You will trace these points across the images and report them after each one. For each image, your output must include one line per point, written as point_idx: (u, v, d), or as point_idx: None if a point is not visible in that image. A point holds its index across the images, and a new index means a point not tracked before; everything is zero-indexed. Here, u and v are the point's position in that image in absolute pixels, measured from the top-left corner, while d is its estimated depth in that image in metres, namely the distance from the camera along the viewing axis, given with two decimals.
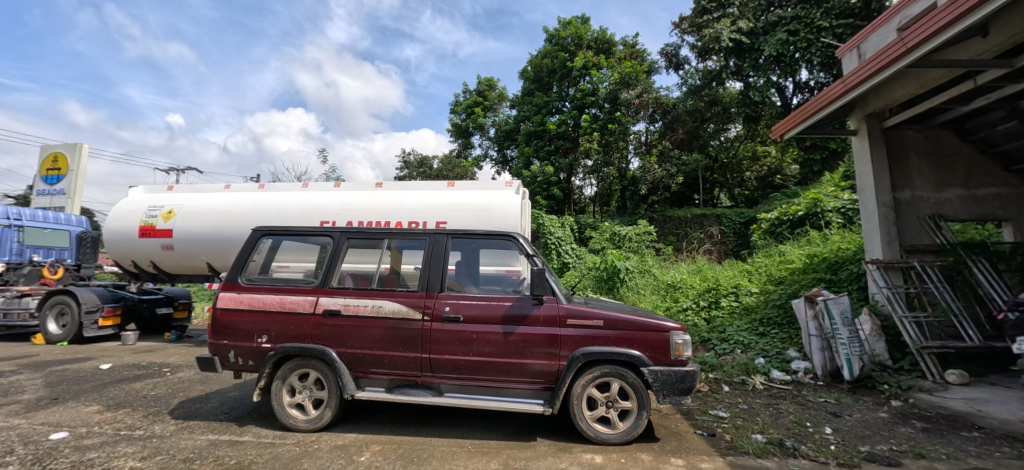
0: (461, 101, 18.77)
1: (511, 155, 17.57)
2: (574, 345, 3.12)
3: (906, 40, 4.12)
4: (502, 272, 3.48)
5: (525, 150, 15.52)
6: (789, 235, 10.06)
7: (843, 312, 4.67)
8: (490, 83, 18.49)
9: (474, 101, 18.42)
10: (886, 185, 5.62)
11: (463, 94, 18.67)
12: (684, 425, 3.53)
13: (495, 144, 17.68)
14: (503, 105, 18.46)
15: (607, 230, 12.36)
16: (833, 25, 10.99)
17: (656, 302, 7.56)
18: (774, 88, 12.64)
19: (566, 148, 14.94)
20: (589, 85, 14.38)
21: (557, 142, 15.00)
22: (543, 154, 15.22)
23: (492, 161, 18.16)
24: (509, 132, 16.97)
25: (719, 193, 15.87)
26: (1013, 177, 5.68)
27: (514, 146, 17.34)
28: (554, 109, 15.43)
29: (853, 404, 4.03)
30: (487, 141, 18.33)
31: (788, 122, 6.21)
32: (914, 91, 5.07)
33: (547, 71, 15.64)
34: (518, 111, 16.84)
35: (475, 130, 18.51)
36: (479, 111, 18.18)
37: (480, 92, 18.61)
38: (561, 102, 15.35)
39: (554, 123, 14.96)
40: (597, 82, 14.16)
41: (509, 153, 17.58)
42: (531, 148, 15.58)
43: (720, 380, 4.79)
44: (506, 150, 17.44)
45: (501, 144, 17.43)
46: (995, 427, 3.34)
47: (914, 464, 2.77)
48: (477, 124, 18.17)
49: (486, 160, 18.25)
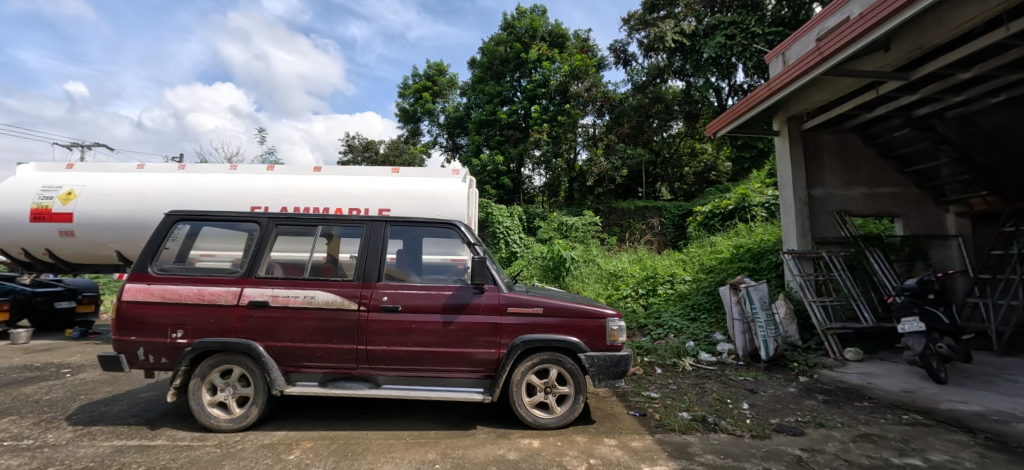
0: (410, 85, 18.30)
1: (461, 143, 17.43)
2: (515, 333, 3.15)
3: (822, 50, 4.51)
4: (447, 261, 3.43)
5: (476, 138, 15.43)
6: (720, 227, 10.83)
7: (761, 297, 5.11)
8: (441, 69, 18.14)
9: (423, 85, 18.00)
10: (801, 183, 6.15)
11: (412, 78, 18.22)
12: (618, 407, 3.69)
13: (445, 131, 17.46)
14: (453, 91, 18.09)
15: (554, 221, 12.54)
16: (765, 33, 11.70)
17: (598, 290, 7.86)
18: (714, 90, 13.39)
19: (516, 138, 15.00)
20: (540, 77, 14.59)
21: (507, 132, 15.05)
22: (493, 143, 15.23)
23: (442, 148, 18.01)
24: (459, 120, 16.86)
25: (661, 187, 16.61)
26: (906, 177, 6.39)
27: (464, 134, 17.17)
28: (506, 99, 15.45)
29: (768, 381, 4.42)
30: (437, 128, 18.08)
31: (721, 120, 6.58)
32: (829, 96, 5.56)
33: (499, 59, 15.61)
34: (468, 99, 16.75)
35: (423, 116, 18.15)
36: (428, 96, 17.80)
37: (429, 76, 18.21)
38: (512, 92, 15.41)
39: (505, 113, 15.02)
40: (549, 73, 14.42)
41: (460, 141, 17.34)
42: (481, 137, 15.56)
43: (654, 363, 5.07)
44: (455, 138, 17.18)
45: (450, 132, 17.31)
46: (881, 397, 3.79)
47: (814, 432, 3.09)
48: (426, 109, 17.77)
49: (436, 147, 18.00)
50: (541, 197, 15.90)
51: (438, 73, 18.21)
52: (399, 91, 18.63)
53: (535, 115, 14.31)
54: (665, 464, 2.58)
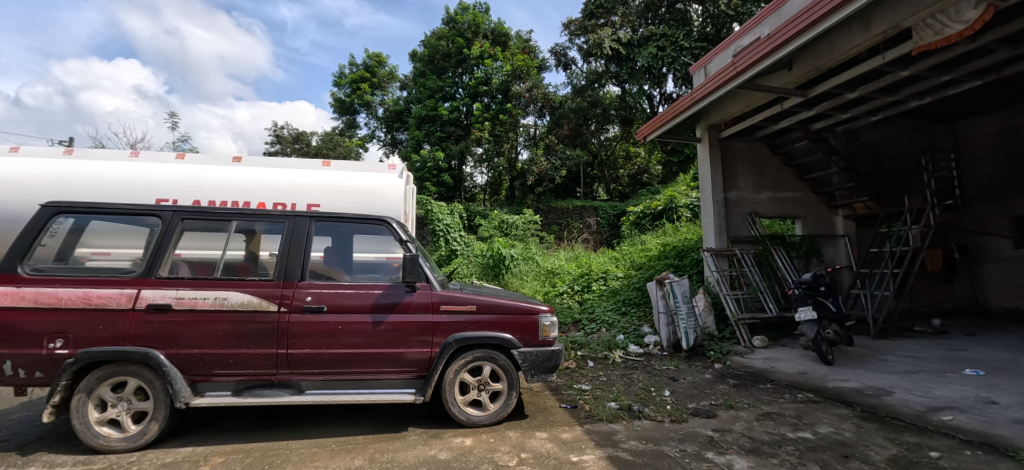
0: (347, 75, 17.49)
1: (401, 138, 16.98)
2: (448, 331, 3.11)
3: (737, 65, 4.93)
4: (382, 259, 3.30)
5: (416, 134, 15.08)
6: (649, 227, 11.49)
7: (684, 291, 5.46)
8: (380, 60, 17.48)
9: (360, 76, 17.26)
10: (719, 186, 6.67)
11: (349, 67, 17.41)
12: (551, 400, 3.78)
13: (384, 125, 16.91)
14: (393, 84, 17.52)
15: (495, 219, 12.53)
16: (692, 47, 12.58)
17: (535, 287, 8.01)
18: (646, 97, 14.10)
19: (457, 135, 14.85)
20: (482, 74, 14.58)
21: (449, 128, 14.89)
22: (434, 139, 14.95)
23: (380, 142, 17.49)
24: (398, 113, 16.40)
25: (597, 188, 17.22)
26: (805, 183, 7.15)
27: (403, 128, 16.73)
28: (448, 95, 15.26)
29: (687, 369, 4.76)
30: (375, 121, 17.43)
31: (651, 126, 6.95)
32: (743, 108, 6.08)
33: (441, 54, 15.37)
34: (409, 93, 16.35)
35: (361, 108, 17.42)
36: (366, 88, 17.08)
37: (368, 66, 17.49)
38: (454, 88, 15.26)
39: (446, 109, 14.82)
40: (491, 71, 14.46)
41: (399, 136, 17.16)
42: (422, 132, 15.22)
43: (586, 357, 5.26)
44: (395, 133, 16.84)
45: (389, 126, 16.98)
46: (781, 379, 4.22)
47: (725, 413, 3.37)
48: (364, 101, 17.04)
49: (373, 141, 17.36)
50: (482, 195, 15.56)
51: (378, 64, 17.55)
52: (335, 80, 17.74)
53: (477, 112, 14.30)
54: (592, 453, 2.67)
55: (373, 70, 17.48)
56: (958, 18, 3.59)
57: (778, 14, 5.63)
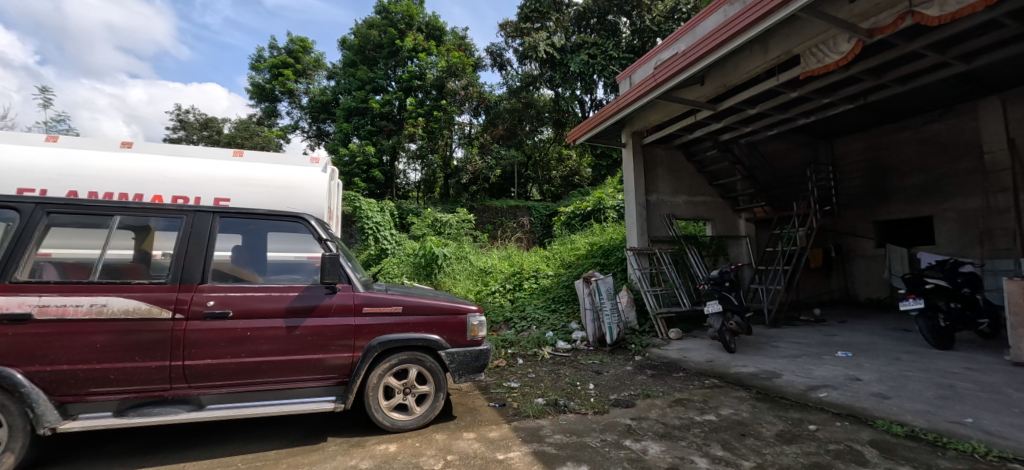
0: (266, 59, 16.19)
1: (328, 130, 16.06)
2: (372, 334, 2.98)
3: (657, 76, 5.27)
4: (302, 259, 3.08)
5: (344, 127, 14.33)
6: (579, 227, 11.91)
7: (609, 288, 5.71)
8: (305, 45, 16.38)
9: (282, 61, 16.06)
10: (641, 189, 7.07)
11: (269, 51, 16.13)
12: (479, 400, 3.76)
13: (309, 115, 15.89)
14: (319, 72, 16.50)
15: (428, 217, 12.26)
16: (620, 57, 13.27)
17: (468, 286, 7.96)
18: (578, 102, 14.62)
19: (389, 130, 14.32)
20: (416, 69, 14.22)
21: (380, 122, 14.30)
22: (364, 133, 14.29)
23: (304, 133, 16.39)
24: (325, 104, 15.50)
25: (531, 188, 17.27)
26: (715, 189, 7.82)
27: (330, 120, 15.85)
28: (379, 87, 14.70)
29: (611, 362, 4.99)
30: (298, 110, 16.30)
31: (580, 130, 7.18)
32: (662, 117, 6.51)
33: (373, 44, 14.77)
34: (337, 83, 15.51)
35: (282, 95, 16.21)
36: (288, 74, 15.92)
37: (291, 51, 16.30)
38: (386, 81, 14.72)
39: (378, 102, 14.24)
40: (426, 66, 14.15)
41: (326, 128, 16.22)
42: (351, 125, 14.50)
43: (516, 354, 5.33)
44: (322, 124, 15.90)
45: (315, 117, 15.99)
46: (693, 367, 4.58)
47: (643, 402, 3.59)
48: (286, 88, 15.85)
49: (297, 132, 16.24)
50: (416, 193, 15.52)
51: (302, 49, 16.42)
52: (252, 64, 16.34)
53: (410, 107, 13.86)
54: (518, 450, 2.71)
55: (297, 56, 16.33)
56: (835, 49, 4.19)
57: (693, 32, 6.11)
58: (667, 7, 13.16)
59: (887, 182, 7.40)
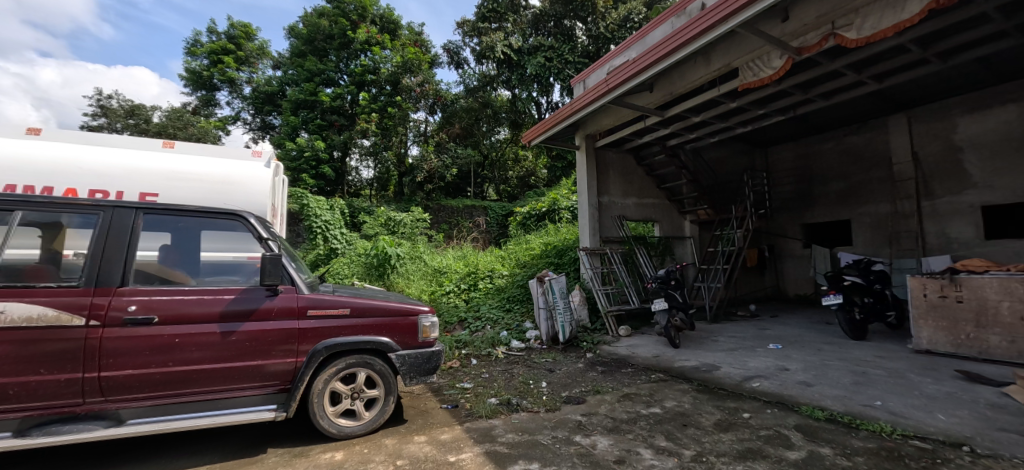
0: (204, 44, 15.11)
1: (273, 122, 15.24)
2: (317, 337, 2.85)
3: (609, 82, 5.43)
4: (241, 259, 2.90)
5: (291, 120, 13.65)
6: (534, 227, 12.04)
7: (561, 288, 5.81)
8: (247, 32, 15.43)
9: (222, 48, 15.04)
10: (594, 190, 7.24)
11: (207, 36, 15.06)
12: (431, 402, 3.71)
13: (253, 106, 15.00)
14: (263, 61, 15.60)
15: (381, 216, 11.92)
16: (574, 62, 13.63)
17: (422, 287, 7.83)
18: (534, 103, 14.79)
19: (340, 125, 13.76)
20: (370, 62, 13.79)
21: (330, 117, 13.73)
22: (313, 127, 13.66)
23: (246, 125, 15.43)
24: (270, 95, 14.70)
25: (487, 188, 17.23)
26: (663, 192, 8.16)
27: (276, 112, 15.05)
28: (329, 80, 14.13)
29: (563, 360, 5.09)
30: (240, 101, 15.32)
31: (535, 131, 7.25)
32: (614, 122, 6.72)
33: (323, 35, 14.18)
34: (283, 73, 14.75)
35: (222, 84, 15.19)
36: (229, 62, 14.93)
37: (232, 37, 15.29)
38: (337, 74, 14.19)
39: (328, 95, 13.67)
40: (380, 61, 13.77)
41: (271, 120, 15.38)
42: (298, 118, 13.84)
43: (470, 355, 5.30)
44: (267, 117, 15.06)
45: (258, 108, 15.11)
46: (641, 363, 4.76)
47: (592, 398, 3.68)
48: (226, 77, 14.86)
49: (238, 123, 15.28)
50: (369, 190, 15.06)
51: (245, 36, 15.44)
52: (188, 49, 15.20)
53: (362, 102, 13.44)
54: (470, 451, 2.70)
55: (238, 42, 15.35)
56: (769, 64, 4.52)
57: (643, 41, 6.36)
58: (620, 15, 13.63)
59: (813, 188, 8.05)
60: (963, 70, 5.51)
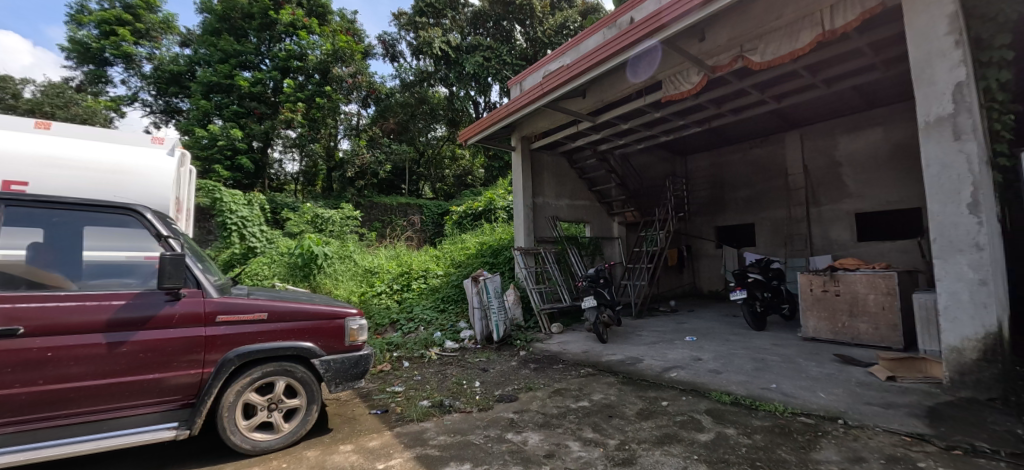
0: (94, 11, 13.22)
1: (180, 106, 13.73)
2: (227, 346, 2.62)
3: (544, 86, 5.57)
4: (136, 260, 2.60)
5: (204, 105, 12.40)
6: (470, 226, 12.01)
7: (496, 287, 5.83)
8: (149, 1, 13.70)
9: (116, 18, 13.23)
10: (528, 191, 7.37)
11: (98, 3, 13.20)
12: (359, 408, 3.56)
13: (156, 87, 13.43)
14: (169, 36, 13.99)
15: (307, 212, 11.20)
16: (511, 63, 14.01)
17: (351, 288, 7.49)
18: (472, 102, 14.82)
19: (260, 113, 12.69)
20: (296, 48, 12.90)
21: (249, 103, 12.65)
22: (228, 114, 12.50)
23: (146, 107, 13.73)
24: (177, 76, 13.25)
25: (423, 185, 16.85)
26: (593, 194, 8.51)
27: (184, 95, 13.60)
28: (249, 63, 13.05)
29: (497, 359, 5.13)
30: (139, 79, 13.60)
31: (472, 130, 7.22)
32: (548, 125, 6.88)
33: (242, 14, 13.06)
34: (194, 51, 13.34)
35: (115, 58, 13.39)
36: (125, 34, 13.20)
37: (129, 6, 13.51)
38: (258, 57, 13.15)
39: (246, 80, 12.56)
40: (307, 46, 12.97)
41: (177, 103, 13.84)
42: (211, 103, 12.59)
43: (402, 357, 5.17)
44: (173, 99, 13.54)
45: (162, 89, 13.51)
46: (571, 359, 4.93)
47: (524, 395, 3.76)
48: (121, 51, 13.12)
49: (137, 105, 13.59)
50: (295, 185, 14.00)
51: (145, 6, 13.72)
52: (72, 16, 13.21)
53: (287, 90, 12.42)
54: (400, 456, 2.64)
55: (137, 13, 13.61)
56: (687, 80, 4.90)
57: (578, 49, 6.59)
58: (556, 21, 14.06)
59: (725, 193, 8.83)
60: (844, 95, 6.35)
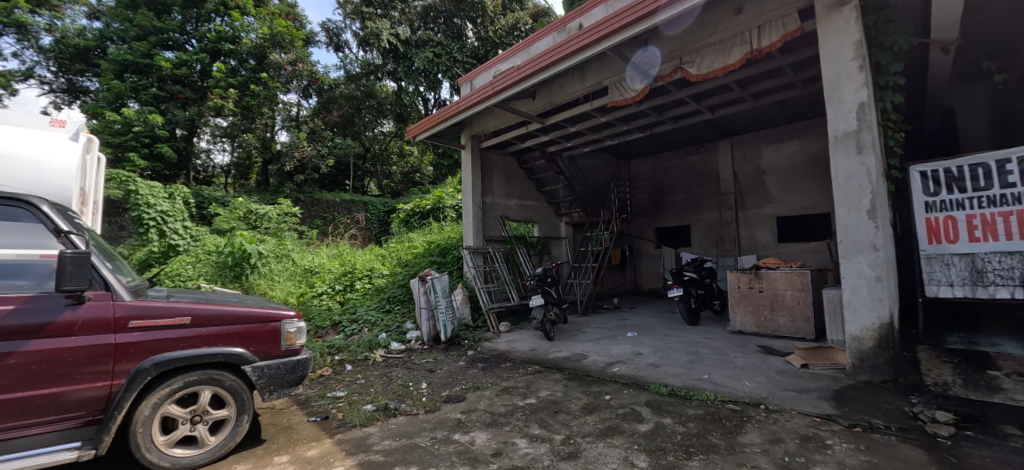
0: None
1: (88, 85, 12.30)
2: (142, 354, 2.41)
3: (494, 85, 5.59)
4: (30, 258, 2.35)
5: (115, 85, 11.05)
6: (418, 225, 11.79)
7: (444, 287, 5.79)
8: None
9: None
10: (478, 190, 7.36)
11: None
12: (297, 416, 3.39)
13: (59, 63, 11.94)
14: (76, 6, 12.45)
15: (240, 207, 10.43)
16: (461, 61, 14.03)
17: (288, 289, 7.10)
18: (421, 98, 14.60)
19: (186, 98, 11.66)
20: (228, 29, 12.01)
21: (172, 87, 11.58)
22: (147, 97, 11.36)
23: (45, 84, 12.14)
24: (86, 52, 11.85)
25: (369, 182, 16.30)
26: (542, 194, 8.66)
27: (94, 74, 12.19)
28: (173, 43, 11.96)
29: (444, 360, 5.08)
30: (35, 53, 11.99)
31: (420, 127, 7.08)
32: (498, 124, 6.91)
33: None
34: (105, 25, 11.98)
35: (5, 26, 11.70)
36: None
37: None
38: (183, 37, 12.09)
39: (168, 60, 11.44)
40: (241, 29, 12.11)
41: (84, 82, 12.38)
42: (126, 84, 11.29)
43: (345, 361, 4.99)
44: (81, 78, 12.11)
45: (65, 66, 12.02)
46: (519, 357, 4.99)
47: (472, 395, 3.76)
48: (14, 19, 11.50)
49: (34, 82, 11.99)
50: (225, 178, 13.35)
51: None
52: None
53: (217, 74, 11.49)
54: (341, 465, 2.55)
55: None
56: (631, 87, 5.12)
57: (528, 51, 6.67)
58: (508, 22, 14.06)
59: (664, 196, 9.31)
60: (769, 109, 6.93)
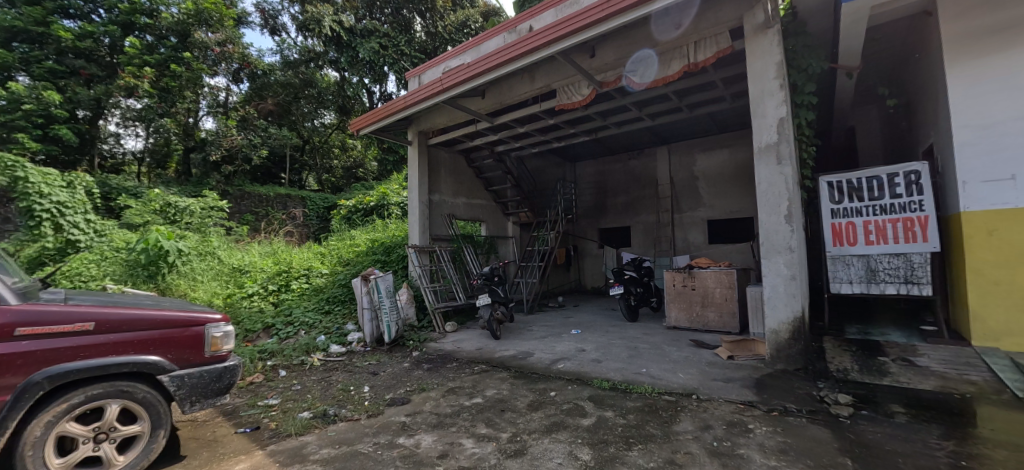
0: None
1: None
2: (32, 365, 2.16)
3: (443, 81, 5.51)
4: None
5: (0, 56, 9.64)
6: (360, 222, 11.37)
7: (388, 286, 5.64)
8: None
9: None
10: (424, 188, 7.23)
11: None
12: (223, 428, 3.16)
13: None
14: None
15: (156, 199, 9.38)
16: (409, 54, 13.74)
17: (213, 290, 6.59)
18: (365, 90, 14.17)
19: (90, 75, 10.39)
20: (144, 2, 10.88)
21: (74, 62, 10.28)
22: (42, 72, 10.00)
23: None
24: None
25: (307, 176, 15.48)
26: (490, 194, 8.67)
27: None
28: (80, 13, 10.83)
29: (387, 362, 4.95)
30: None
31: (365, 120, 6.81)
32: (446, 121, 6.82)
33: None
34: None
35: None
36: None
37: None
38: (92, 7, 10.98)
39: (66, 31, 10.12)
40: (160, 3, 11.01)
41: None
42: (14, 55, 9.86)
43: (278, 366, 4.72)
44: None
45: None
46: (464, 357, 4.97)
47: (417, 396, 3.71)
48: None
49: None
50: (137, 167, 11.99)
51: None
52: None
53: (130, 50, 10.34)
54: None
55: None
56: (577, 92, 5.26)
57: (478, 49, 6.64)
58: (458, 18, 13.93)
59: (606, 198, 9.66)
60: (703, 119, 7.40)
